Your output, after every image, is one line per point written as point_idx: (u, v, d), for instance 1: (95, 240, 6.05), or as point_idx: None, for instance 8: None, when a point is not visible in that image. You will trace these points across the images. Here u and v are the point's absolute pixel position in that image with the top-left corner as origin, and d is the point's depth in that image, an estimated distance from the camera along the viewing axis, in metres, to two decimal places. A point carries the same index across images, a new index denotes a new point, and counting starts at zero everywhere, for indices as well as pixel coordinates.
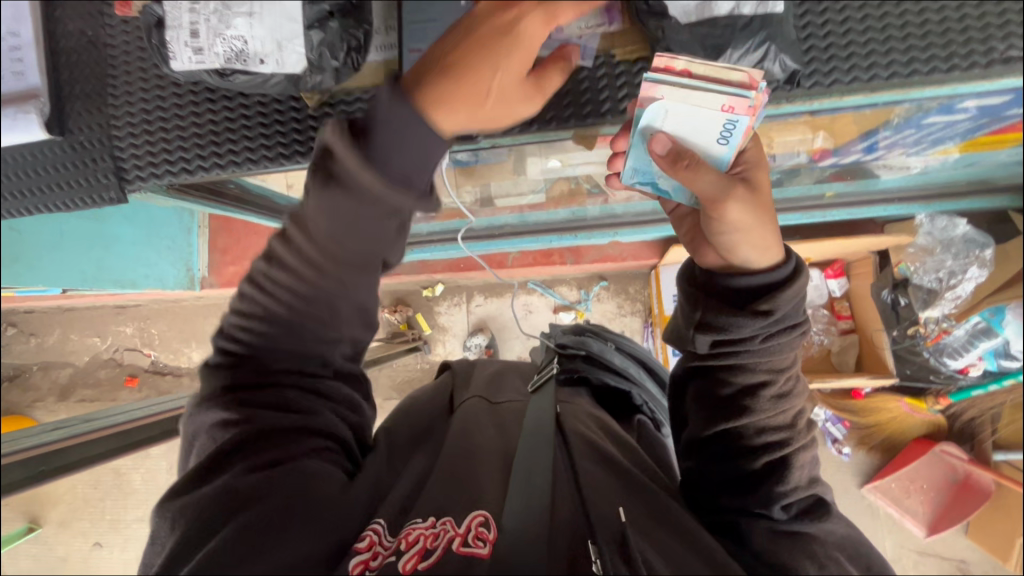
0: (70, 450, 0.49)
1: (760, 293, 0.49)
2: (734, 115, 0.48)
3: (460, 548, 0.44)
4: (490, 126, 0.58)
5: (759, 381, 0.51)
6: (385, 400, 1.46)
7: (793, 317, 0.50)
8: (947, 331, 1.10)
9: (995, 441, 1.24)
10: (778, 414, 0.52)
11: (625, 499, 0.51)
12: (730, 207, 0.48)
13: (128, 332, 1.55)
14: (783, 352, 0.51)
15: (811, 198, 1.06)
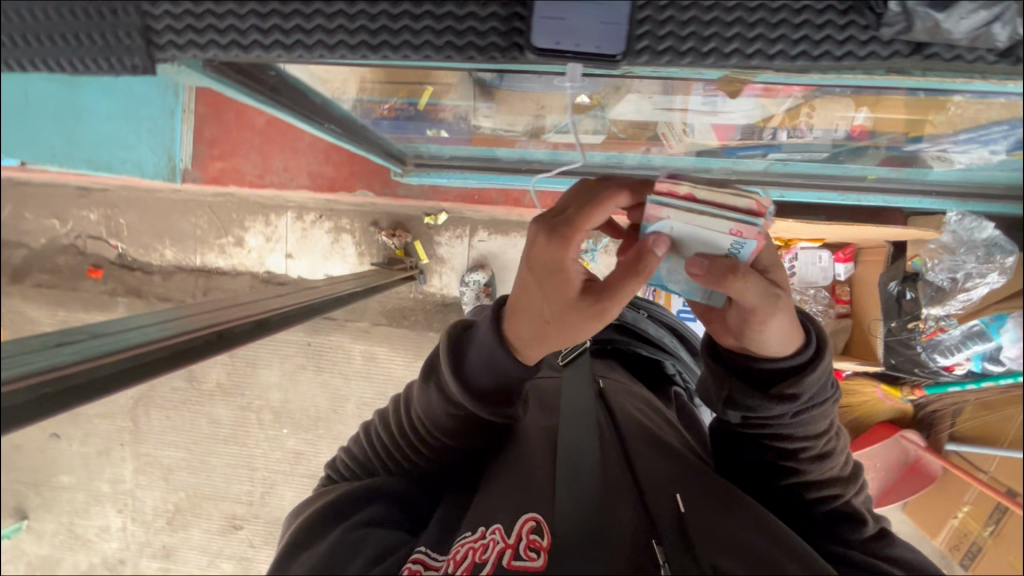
0: (113, 322, 0.42)
1: (787, 376, 0.49)
2: (742, 238, 0.44)
3: (512, 562, 0.42)
4: (637, 51, 0.37)
5: (797, 447, 0.52)
6: (373, 325, 1.41)
7: (820, 394, 0.50)
8: (943, 329, 1.14)
9: (950, 433, 1.32)
10: (826, 470, 0.53)
11: (683, 481, 0.52)
12: (756, 317, 0.45)
13: (92, 219, 1.41)
14: (817, 420, 0.51)
15: (850, 179, 1.03)
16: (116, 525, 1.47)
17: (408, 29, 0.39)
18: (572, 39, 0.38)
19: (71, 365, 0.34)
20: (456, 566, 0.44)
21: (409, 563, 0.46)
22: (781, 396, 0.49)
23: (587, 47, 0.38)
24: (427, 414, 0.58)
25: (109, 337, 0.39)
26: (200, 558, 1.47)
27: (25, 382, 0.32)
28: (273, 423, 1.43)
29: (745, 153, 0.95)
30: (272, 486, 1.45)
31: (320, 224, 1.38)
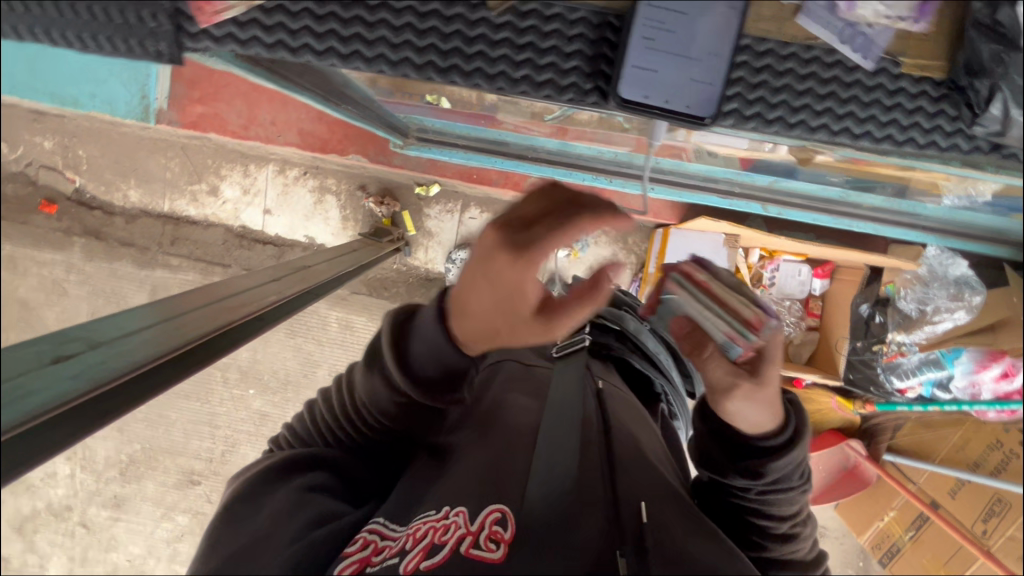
0: (99, 325, 0.38)
1: (758, 452, 0.47)
2: (733, 343, 0.47)
3: (469, 551, 0.42)
4: (722, 115, 0.47)
5: (764, 526, 0.50)
6: (352, 293, 1.36)
7: (789, 476, 0.48)
8: (903, 354, 1.20)
9: (888, 444, 1.43)
10: (788, 554, 0.50)
11: (658, 486, 0.50)
12: (732, 399, 0.46)
13: (47, 147, 1.27)
14: (785, 501, 0.49)
15: (846, 207, 1.04)
16: (64, 472, 1.41)
17: (483, 57, 0.46)
18: (661, 94, 0.45)
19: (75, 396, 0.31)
20: (415, 542, 0.43)
21: (364, 532, 0.47)
22: (749, 472, 0.47)
23: (675, 105, 0.46)
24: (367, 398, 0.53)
25: (105, 349, 0.35)
26: (153, 510, 1.44)
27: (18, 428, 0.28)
28: (239, 383, 1.39)
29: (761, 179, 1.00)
30: (234, 445, 1.42)
31: (303, 181, 1.32)
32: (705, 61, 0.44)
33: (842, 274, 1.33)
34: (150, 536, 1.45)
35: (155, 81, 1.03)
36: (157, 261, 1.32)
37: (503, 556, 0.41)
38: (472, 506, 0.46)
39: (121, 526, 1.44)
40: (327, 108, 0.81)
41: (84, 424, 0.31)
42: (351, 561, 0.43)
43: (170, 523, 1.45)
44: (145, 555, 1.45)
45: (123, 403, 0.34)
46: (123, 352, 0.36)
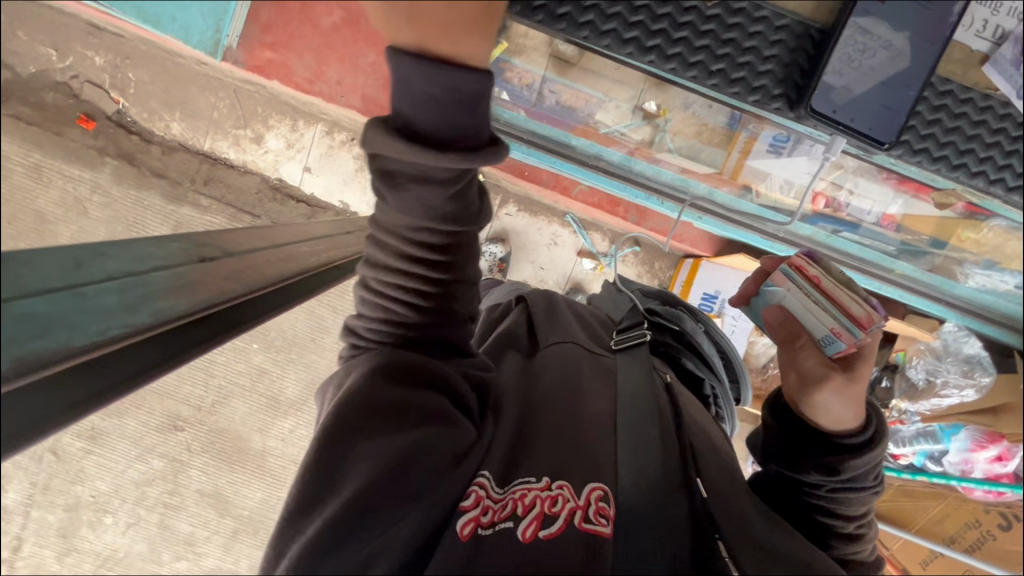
0: (140, 245, 0.35)
1: (839, 451, 0.54)
2: (836, 338, 0.55)
3: (583, 524, 0.47)
4: (885, 142, 0.67)
5: (831, 523, 0.56)
6: None
7: (863, 473, 0.55)
8: (902, 421, 1.25)
9: None
10: (852, 550, 0.57)
11: (725, 473, 0.55)
12: (825, 393, 0.53)
13: (96, 64, 1.25)
14: (853, 500, 0.56)
15: (880, 270, 1.07)
16: None
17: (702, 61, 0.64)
18: (846, 115, 0.66)
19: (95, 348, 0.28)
20: (525, 510, 0.47)
21: (474, 486, 0.49)
22: (826, 467, 0.54)
23: (858, 124, 0.67)
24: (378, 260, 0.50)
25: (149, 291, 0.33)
26: (128, 449, 1.40)
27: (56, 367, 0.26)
28: (244, 335, 1.37)
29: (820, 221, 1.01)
30: (226, 397, 1.39)
31: (349, 146, 1.33)
32: (883, 108, 0.67)
33: None
34: (121, 475, 1.41)
35: (232, 20, 1.02)
36: (187, 197, 1.26)
37: (613, 531, 0.47)
38: (573, 481, 0.51)
39: (92, 460, 1.39)
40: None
41: (79, 396, 0.28)
42: (468, 517, 0.47)
43: (144, 465, 1.41)
44: (111, 493, 1.41)
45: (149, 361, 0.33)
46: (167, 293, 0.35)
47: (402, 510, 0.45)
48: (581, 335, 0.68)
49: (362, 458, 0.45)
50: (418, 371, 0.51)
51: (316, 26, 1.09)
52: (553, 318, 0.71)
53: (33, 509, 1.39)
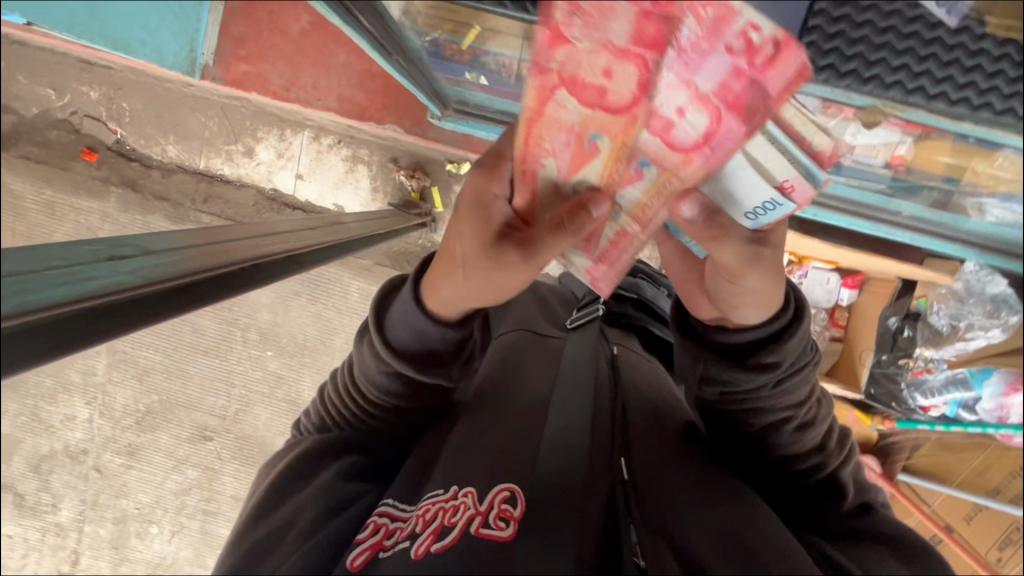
0: (153, 236, 0.38)
1: (764, 347, 0.55)
2: (785, 196, 0.42)
3: (480, 531, 0.44)
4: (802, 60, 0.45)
5: (779, 420, 0.58)
6: (375, 264, 1.38)
7: (800, 359, 0.56)
8: (930, 370, 1.21)
9: (904, 464, 1.39)
10: (803, 441, 0.59)
11: (658, 467, 0.56)
12: (749, 278, 0.49)
13: (91, 97, 1.31)
14: (797, 389, 0.57)
15: (885, 213, 1.02)
16: (83, 416, 1.45)
17: None
18: None
19: (125, 287, 0.32)
20: (425, 525, 0.46)
21: (377, 515, 0.50)
22: (754, 368, 0.55)
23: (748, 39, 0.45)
24: (362, 371, 0.60)
25: (158, 258, 0.36)
26: (165, 461, 1.47)
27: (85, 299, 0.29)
28: (257, 343, 1.41)
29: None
30: (248, 404, 1.45)
31: (337, 149, 1.32)
32: None
33: (873, 287, 1.30)
34: (160, 487, 1.48)
35: (203, 36, 1.05)
36: (190, 216, 1.33)
37: (513, 535, 0.43)
38: (481, 487, 0.49)
39: (133, 474, 1.47)
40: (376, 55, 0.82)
41: (83, 332, 0.29)
42: (364, 547, 0.46)
43: (180, 476, 1.47)
44: (153, 504, 1.48)
45: (175, 304, 0.35)
46: (179, 262, 0.37)
47: (310, 540, 0.48)
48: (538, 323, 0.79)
49: (308, 495, 0.53)
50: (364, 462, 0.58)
51: (286, 33, 1.13)
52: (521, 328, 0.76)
53: (86, 524, 1.48)
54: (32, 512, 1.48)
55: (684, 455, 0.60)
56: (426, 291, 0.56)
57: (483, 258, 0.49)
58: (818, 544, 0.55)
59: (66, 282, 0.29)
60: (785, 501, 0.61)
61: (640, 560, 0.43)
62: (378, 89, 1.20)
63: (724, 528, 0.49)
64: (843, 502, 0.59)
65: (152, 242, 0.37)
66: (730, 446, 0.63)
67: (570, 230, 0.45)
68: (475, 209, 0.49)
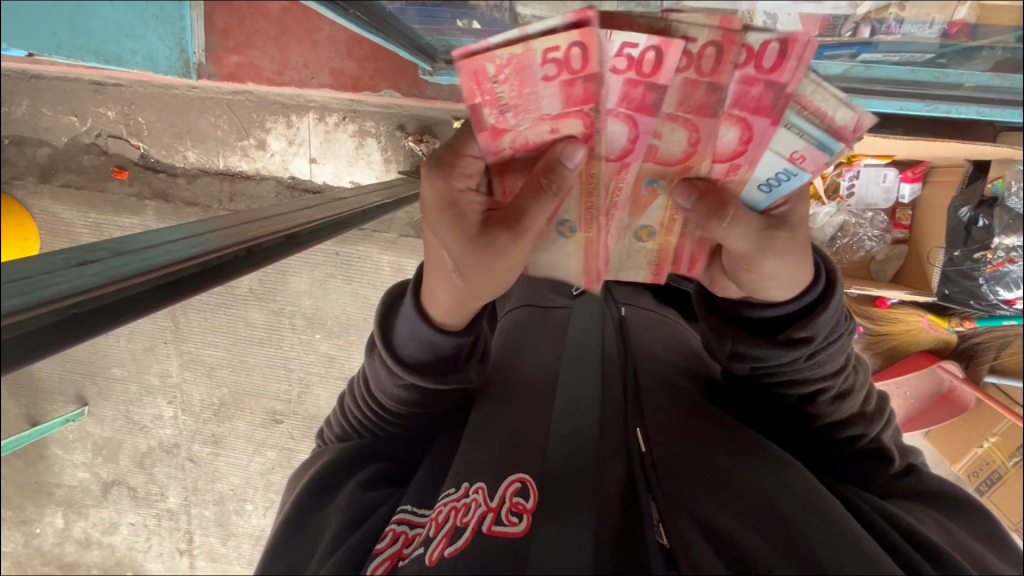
0: (142, 237, 0.41)
1: (800, 321, 0.59)
2: (801, 164, 0.50)
3: (492, 528, 0.49)
4: None
5: (818, 388, 0.62)
6: (400, 237, 1.39)
7: (835, 331, 0.59)
8: (1013, 261, 1.04)
9: (991, 366, 1.29)
10: (842, 409, 0.62)
11: (672, 434, 0.59)
12: (770, 257, 0.55)
13: (110, 117, 1.35)
14: (833, 358, 0.60)
15: (943, 87, 0.89)
16: (168, 414, 1.58)
17: None
18: None
19: (93, 289, 0.33)
20: (439, 527, 0.50)
21: (395, 522, 0.54)
22: (787, 341, 0.59)
23: None
24: (377, 383, 0.65)
25: (131, 257, 0.37)
26: (246, 446, 1.59)
27: (50, 304, 0.30)
28: (306, 328, 1.47)
29: (831, 55, 0.81)
30: (308, 386, 1.53)
31: (343, 126, 1.31)
32: None
33: (939, 176, 1.17)
34: (247, 468, 1.61)
35: (191, 34, 1.06)
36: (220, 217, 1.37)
37: (525, 529, 0.48)
38: (491, 483, 0.54)
39: (221, 460, 1.61)
40: (331, 12, 0.77)
41: (64, 335, 0.31)
42: (383, 558, 0.50)
43: (262, 457, 1.59)
44: (244, 484, 1.62)
45: (153, 300, 0.36)
46: (153, 256, 0.38)
47: (347, 536, 0.53)
48: (544, 300, 0.88)
49: (342, 498, 0.58)
50: (388, 471, 0.64)
51: (267, 14, 1.11)
52: (535, 324, 0.82)
53: (192, 507, 1.65)
54: (144, 502, 1.65)
55: (704, 416, 0.62)
56: (424, 294, 0.60)
57: (473, 253, 0.55)
58: (867, 494, 0.56)
59: (27, 290, 0.30)
60: (820, 466, 0.63)
61: (663, 539, 0.47)
62: (367, 55, 1.17)
63: (748, 490, 0.52)
64: (889, 466, 0.60)
65: (137, 242, 0.39)
66: (762, 412, 0.67)
67: (547, 189, 0.51)
68: (448, 208, 0.55)
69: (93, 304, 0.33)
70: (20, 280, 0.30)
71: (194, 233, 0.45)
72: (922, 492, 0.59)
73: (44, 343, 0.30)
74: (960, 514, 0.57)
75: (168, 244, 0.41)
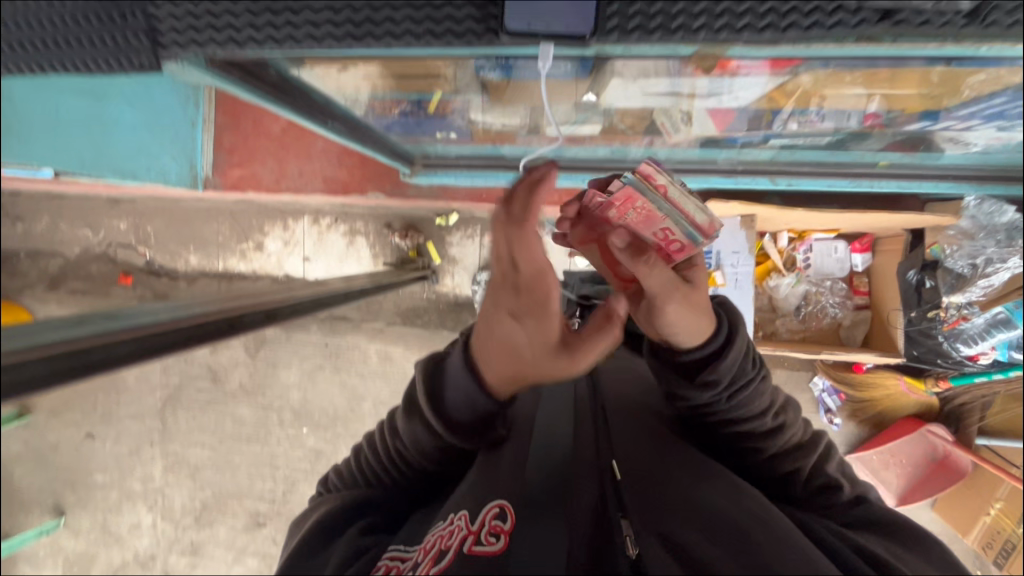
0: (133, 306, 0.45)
1: (708, 363, 0.58)
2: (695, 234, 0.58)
3: (473, 547, 0.42)
4: (606, 29, 0.43)
5: (750, 420, 0.59)
6: (388, 325, 1.44)
7: (743, 372, 0.58)
8: (966, 318, 1.14)
9: (979, 427, 1.28)
10: (775, 442, 0.58)
11: (646, 463, 0.54)
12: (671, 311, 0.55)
13: (121, 228, 1.48)
14: (754, 399, 0.58)
15: (861, 165, 1.00)
16: (147, 522, 1.53)
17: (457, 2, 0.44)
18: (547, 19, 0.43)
19: (82, 339, 0.37)
20: (426, 553, 0.45)
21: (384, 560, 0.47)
22: (706, 382, 0.58)
23: (556, 27, 0.43)
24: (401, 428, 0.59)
25: (121, 319, 0.41)
26: (226, 554, 1.51)
27: (46, 349, 0.34)
28: (293, 423, 1.47)
29: (745, 140, 0.92)
30: (293, 483, 1.49)
31: (336, 227, 1.42)
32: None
33: (885, 245, 1.26)
34: None
35: (200, 154, 1.25)
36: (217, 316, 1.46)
37: (504, 546, 0.41)
38: (473, 509, 0.48)
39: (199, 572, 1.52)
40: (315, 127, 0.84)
41: (63, 378, 0.35)
42: None
43: (242, 566, 1.50)
44: None
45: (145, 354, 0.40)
46: (131, 316, 0.43)
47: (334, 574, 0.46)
48: None
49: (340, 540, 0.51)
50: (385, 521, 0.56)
51: (269, 134, 1.27)
52: None
53: None
54: None
55: (675, 447, 0.58)
56: (476, 352, 0.53)
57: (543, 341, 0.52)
58: (831, 521, 0.49)
59: (28, 339, 0.34)
60: (774, 496, 0.56)
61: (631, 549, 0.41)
62: (356, 163, 1.31)
63: (715, 506, 0.47)
64: (840, 492, 0.54)
65: (129, 312, 0.44)
66: (716, 451, 0.61)
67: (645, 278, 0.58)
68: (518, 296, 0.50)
69: (98, 352, 0.37)
70: (15, 333, 0.34)
71: (180, 307, 0.49)
72: (875, 521, 0.49)
73: (40, 383, 0.33)
74: (910, 538, 0.47)
75: (156, 313, 0.46)
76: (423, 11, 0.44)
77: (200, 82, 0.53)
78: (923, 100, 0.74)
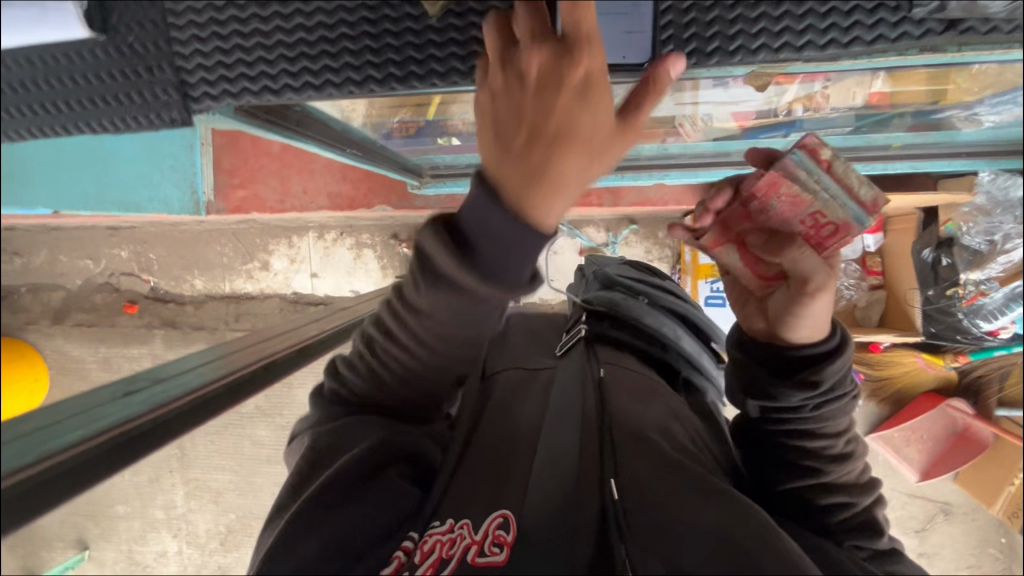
0: (170, 366, 0.44)
1: (813, 365, 0.50)
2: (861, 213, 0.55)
3: (476, 559, 0.39)
4: (675, 58, 0.44)
5: (821, 444, 0.51)
6: None
7: (844, 383, 0.51)
8: (984, 294, 1.13)
9: (999, 398, 1.28)
10: (842, 473, 0.51)
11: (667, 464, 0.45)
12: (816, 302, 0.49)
13: (123, 257, 1.47)
14: (837, 416, 0.51)
15: (875, 149, 0.99)
16: (174, 548, 1.56)
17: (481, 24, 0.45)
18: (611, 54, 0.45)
19: (136, 415, 0.36)
20: (421, 557, 0.40)
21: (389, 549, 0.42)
22: (803, 382, 0.50)
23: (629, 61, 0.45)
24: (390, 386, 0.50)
25: (164, 384, 0.40)
26: None
27: (103, 433, 0.33)
28: None
29: (767, 137, 0.92)
30: None
31: (342, 241, 1.41)
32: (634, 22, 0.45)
33: (896, 224, 1.25)
34: None
35: None
36: None
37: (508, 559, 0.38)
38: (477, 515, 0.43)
39: None
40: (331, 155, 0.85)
41: (118, 461, 0.34)
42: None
43: None
44: None
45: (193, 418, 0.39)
46: (174, 378, 0.42)
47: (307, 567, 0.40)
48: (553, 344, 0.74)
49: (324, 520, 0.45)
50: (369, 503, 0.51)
51: (268, 152, 1.23)
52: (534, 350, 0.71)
53: None
54: None
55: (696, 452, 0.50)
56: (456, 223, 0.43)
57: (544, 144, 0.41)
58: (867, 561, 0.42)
59: (82, 426, 0.33)
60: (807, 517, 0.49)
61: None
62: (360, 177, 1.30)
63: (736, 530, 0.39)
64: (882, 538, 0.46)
65: (170, 373, 0.43)
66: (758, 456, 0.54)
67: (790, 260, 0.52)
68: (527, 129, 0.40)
69: (149, 425, 0.36)
70: (66, 419, 0.33)
71: (215, 357, 0.48)
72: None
73: (99, 469, 0.32)
74: None
75: (195, 369, 0.45)
76: (446, 43, 0.45)
77: (227, 117, 0.54)
78: (942, 86, 0.73)
